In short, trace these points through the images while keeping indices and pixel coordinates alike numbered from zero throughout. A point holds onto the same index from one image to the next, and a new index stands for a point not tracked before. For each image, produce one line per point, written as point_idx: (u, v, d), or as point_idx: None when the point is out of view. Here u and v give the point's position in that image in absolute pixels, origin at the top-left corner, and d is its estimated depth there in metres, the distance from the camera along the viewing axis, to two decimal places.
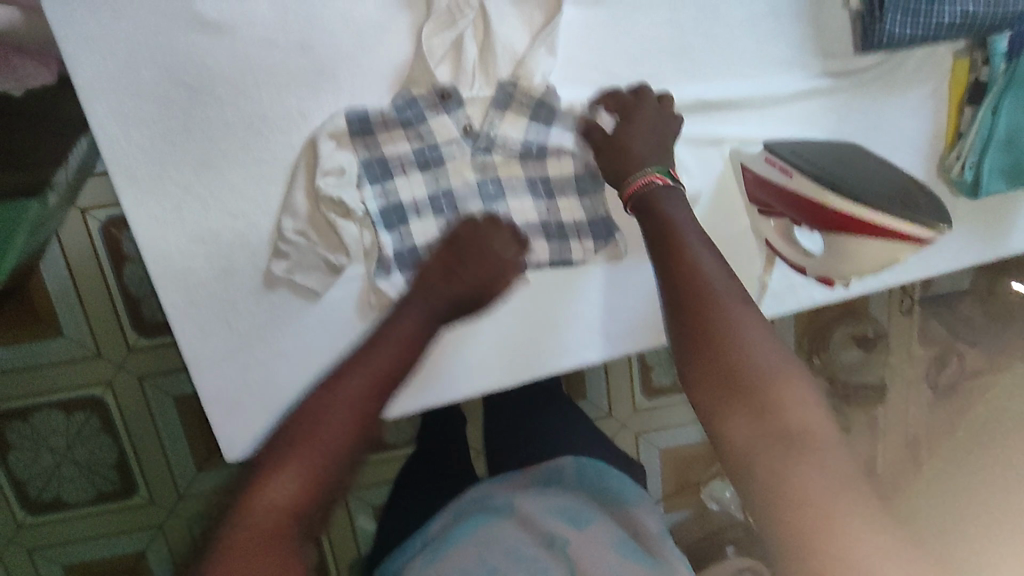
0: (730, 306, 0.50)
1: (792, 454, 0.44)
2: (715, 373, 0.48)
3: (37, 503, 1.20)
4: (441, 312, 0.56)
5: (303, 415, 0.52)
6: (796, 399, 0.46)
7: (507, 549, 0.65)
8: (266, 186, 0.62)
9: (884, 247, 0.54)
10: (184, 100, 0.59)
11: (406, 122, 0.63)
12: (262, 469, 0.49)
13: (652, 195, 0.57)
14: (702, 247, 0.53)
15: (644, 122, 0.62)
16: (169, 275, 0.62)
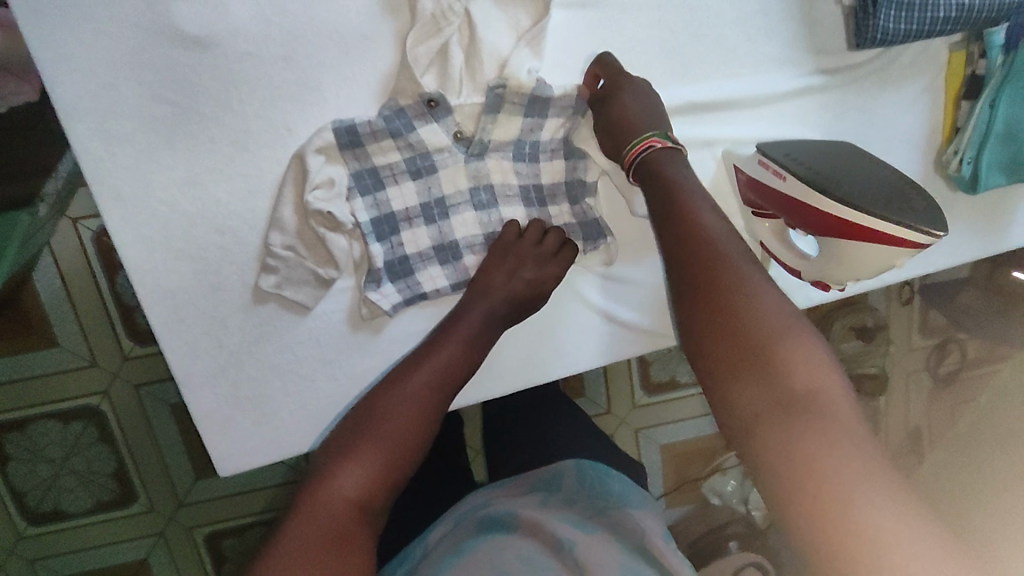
0: (737, 264, 0.49)
1: (802, 411, 0.43)
2: (722, 329, 0.47)
3: (37, 513, 1.19)
4: (501, 311, 0.64)
5: (384, 405, 0.57)
6: (802, 355, 0.46)
7: (519, 555, 0.63)
8: (251, 200, 0.61)
9: (882, 253, 0.53)
10: (165, 115, 0.58)
11: (395, 133, 0.62)
12: (348, 456, 0.53)
13: (653, 158, 0.57)
14: (706, 208, 0.53)
15: (631, 90, 0.61)
16: (158, 293, 0.61)
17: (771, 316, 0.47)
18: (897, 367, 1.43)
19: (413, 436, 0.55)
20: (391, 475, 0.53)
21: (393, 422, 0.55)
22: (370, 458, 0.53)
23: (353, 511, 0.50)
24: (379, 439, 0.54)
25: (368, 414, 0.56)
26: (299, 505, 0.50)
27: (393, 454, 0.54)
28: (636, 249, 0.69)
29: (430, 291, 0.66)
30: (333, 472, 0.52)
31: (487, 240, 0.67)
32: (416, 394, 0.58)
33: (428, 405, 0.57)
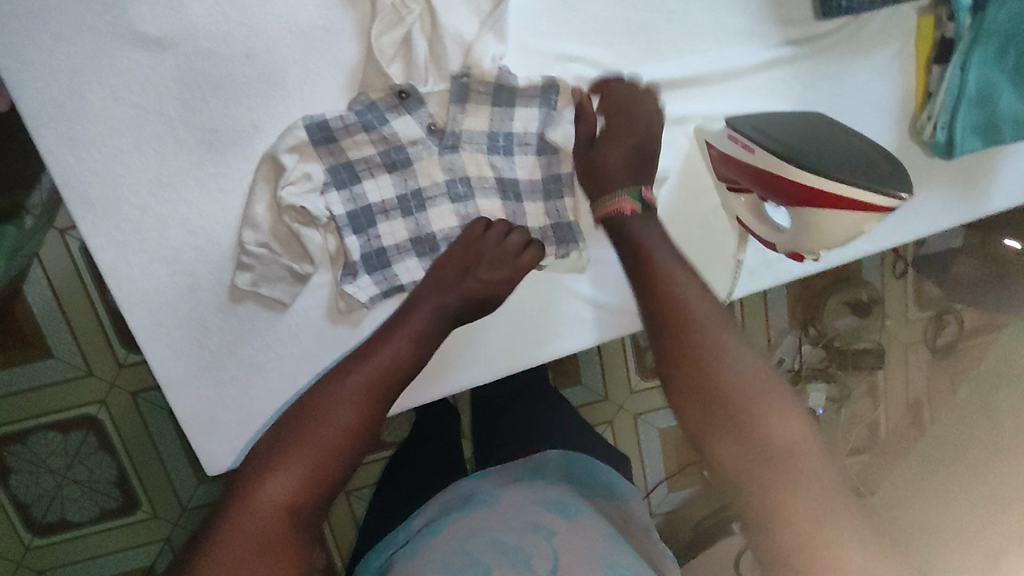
0: (707, 320, 0.48)
1: (781, 471, 0.43)
2: (697, 391, 0.46)
3: (42, 524, 1.20)
4: (453, 308, 0.62)
5: (316, 403, 0.52)
6: (776, 411, 0.45)
7: (493, 539, 0.64)
8: (223, 199, 0.61)
9: (846, 218, 0.52)
10: (131, 117, 0.58)
11: (367, 126, 0.61)
12: (279, 459, 0.50)
13: (621, 222, 0.56)
14: (677, 261, 0.52)
15: (626, 130, 0.61)
16: (135, 297, 0.61)
17: (745, 374, 0.46)
18: (895, 341, 1.41)
19: (347, 439, 0.51)
20: (323, 481, 0.49)
21: (330, 424, 0.51)
22: (301, 462, 0.49)
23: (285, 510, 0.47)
24: (311, 444, 0.50)
25: (298, 419, 0.52)
26: (230, 513, 0.47)
27: (328, 458, 0.50)
28: None
29: (407, 283, 0.65)
30: (259, 481, 0.48)
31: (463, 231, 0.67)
32: (355, 392, 0.53)
33: (364, 406, 0.53)
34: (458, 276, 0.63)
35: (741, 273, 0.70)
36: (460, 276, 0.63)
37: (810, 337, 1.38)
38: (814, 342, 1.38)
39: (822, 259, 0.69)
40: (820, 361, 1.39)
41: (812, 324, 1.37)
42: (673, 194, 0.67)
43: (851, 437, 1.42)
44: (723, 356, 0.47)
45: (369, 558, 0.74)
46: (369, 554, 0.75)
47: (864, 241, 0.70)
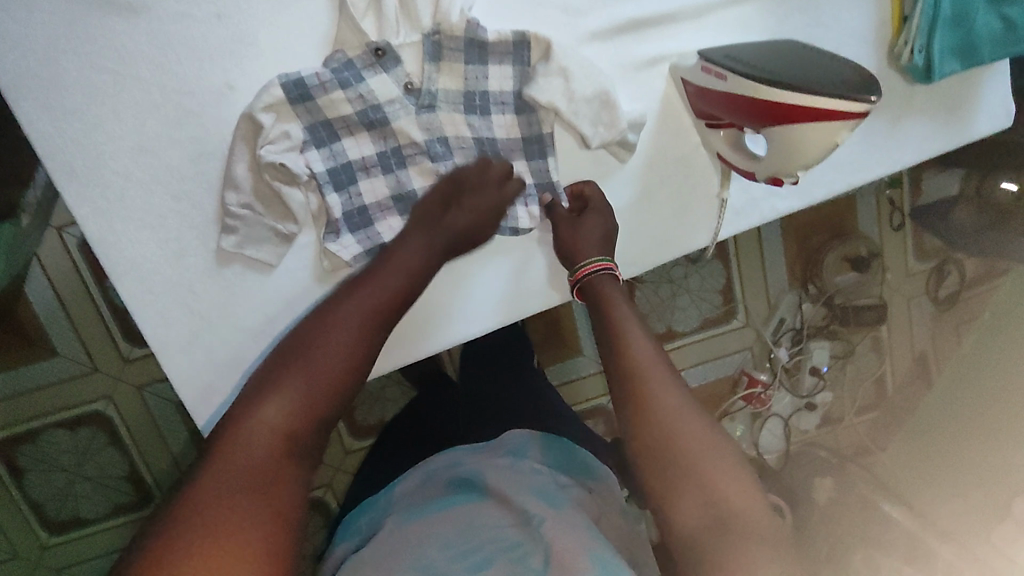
0: (655, 374, 0.55)
1: (710, 505, 0.49)
2: (646, 433, 0.52)
3: (56, 523, 1.22)
4: (441, 245, 0.62)
5: (312, 335, 0.55)
6: (709, 450, 0.51)
7: (481, 531, 0.61)
8: (204, 162, 0.62)
9: (818, 132, 0.52)
10: (108, 86, 0.59)
11: (344, 84, 0.61)
12: (274, 387, 0.52)
13: (600, 289, 0.63)
14: (636, 324, 0.59)
15: (596, 221, 0.65)
16: (124, 265, 0.62)
17: (689, 428, 0.52)
18: (896, 294, 1.41)
19: (348, 357, 0.54)
20: (319, 408, 0.51)
21: (326, 348, 0.54)
22: (296, 391, 0.51)
23: (280, 437, 0.49)
24: (310, 368, 0.53)
25: (303, 341, 0.55)
26: (222, 443, 0.49)
27: (325, 381, 0.52)
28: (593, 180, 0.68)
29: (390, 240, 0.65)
30: (257, 407, 0.50)
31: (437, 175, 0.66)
32: (351, 320, 0.55)
33: (360, 336, 0.55)
34: (439, 214, 0.63)
35: (726, 213, 0.70)
36: (441, 215, 0.63)
37: (810, 296, 1.37)
38: (814, 301, 1.37)
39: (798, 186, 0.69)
40: (821, 320, 1.38)
41: (811, 283, 1.36)
42: (652, 135, 0.67)
43: (858, 396, 1.42)
44: (667, 402, 0.53)
45: (350, 524, 0.74)
46: (350, 519, 0.76)
47: (849, 174, 0.70)
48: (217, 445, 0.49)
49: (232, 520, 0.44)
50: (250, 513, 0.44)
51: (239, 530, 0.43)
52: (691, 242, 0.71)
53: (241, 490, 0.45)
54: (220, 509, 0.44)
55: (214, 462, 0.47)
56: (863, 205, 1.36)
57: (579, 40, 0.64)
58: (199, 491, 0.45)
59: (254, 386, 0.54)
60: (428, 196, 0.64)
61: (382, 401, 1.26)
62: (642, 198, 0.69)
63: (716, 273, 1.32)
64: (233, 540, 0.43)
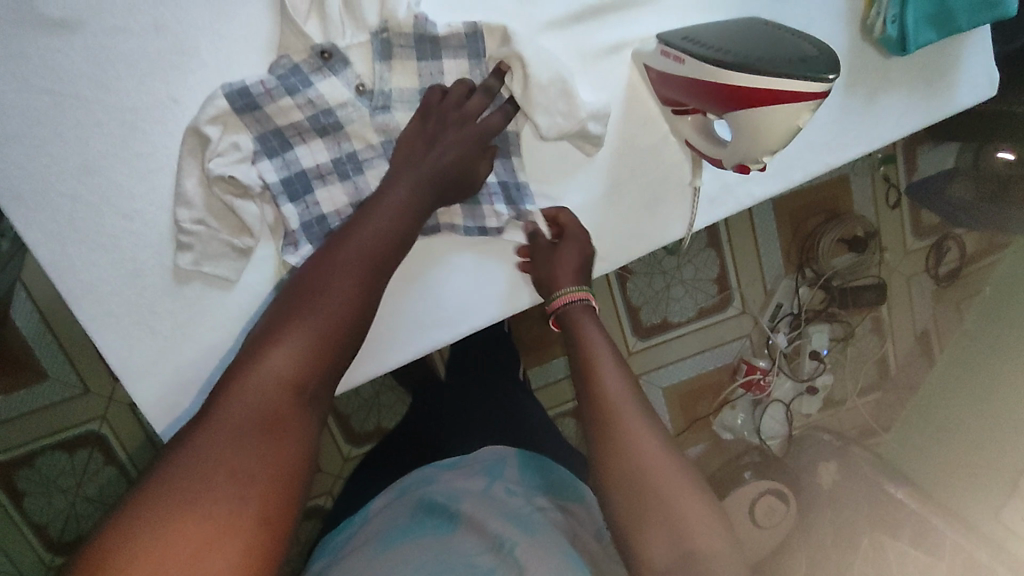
0: (625, 413, 0.57)
1: (678, 543, 0.51)
2: (618, 468, 0.54)
3: (60, 544, 1.20)
4: (428, 181, 0.59)
5: (314, 280, 0.55)
6: (678, 489, 0.53)
7: (460, 557, 0.66)
8: (154, 178, 0.60)
9: (779, 114, 0.49)
10: (49, 106, 0.57)
11: (292, 90, 0.59)
12: (277, 336, 0.52)
13: (572, 316, 0.64)
14: (608, 361, 0.60)
15: (572, 248, 0.64)
16: (78, 289, 0.60)
17: (661, 467, 0.54)
18: (896, 274, 1.38)
19: (347, 307, 0.54)
20: (324, 356, 0.52)
21: (325, 297, 0.54)
22: (301, 337, 0.52)
23: (283, 387, 0.50)
24: (311, 317, 0.53)
25: (303, 286, 0.55)
26: (230, 389, 0.50)
27: (326, 331, 0.53)
28: (558, 174, 0.66)
29: None
30: (263, 353, 0.51)
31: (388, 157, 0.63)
32: (350, 267, 0.55)
33: (361, 283, 0.55)
34: (423, 150, 0.60)
35: (700, 202, 0.68)
36: (426, 150, 0.60)
37: (807, 279, 1.34)
38: (811, 284, 1.34)
39: (772, 168, 0.67)
40: (819, 303, 1.35)
41: (808, 266, 1.33)
42: (618, 125, 0.65)
43: (861, 377, 1.39)
44: (637, 439, 0.55)
45: (327, 543, 0.79)
46: (328, 539, 0.80)
47: (827, 154, 0.68)
48: (226, 392, 0.50)
49: (237, 469, 0.46)
50: (256, 461, 0.46)
51: (244, 478, 0.45)
52: (666, 234, 0.68)
53: (245, 436, 0.47)
54: (226, 454, 0.46)
55: (220, 412, 0.48)
56: (857, 183, 1.33)
57: (535, 30, 0.62)
58: (208, 438, 0.47)
59: (261, 330, 0.54)
60: (411, 130, 0.61)
61: (377, 408, 1.25)
62: (612, 192, 0.66)
63: (710, 261, 1.29)
64: (238, 488, 0.45)
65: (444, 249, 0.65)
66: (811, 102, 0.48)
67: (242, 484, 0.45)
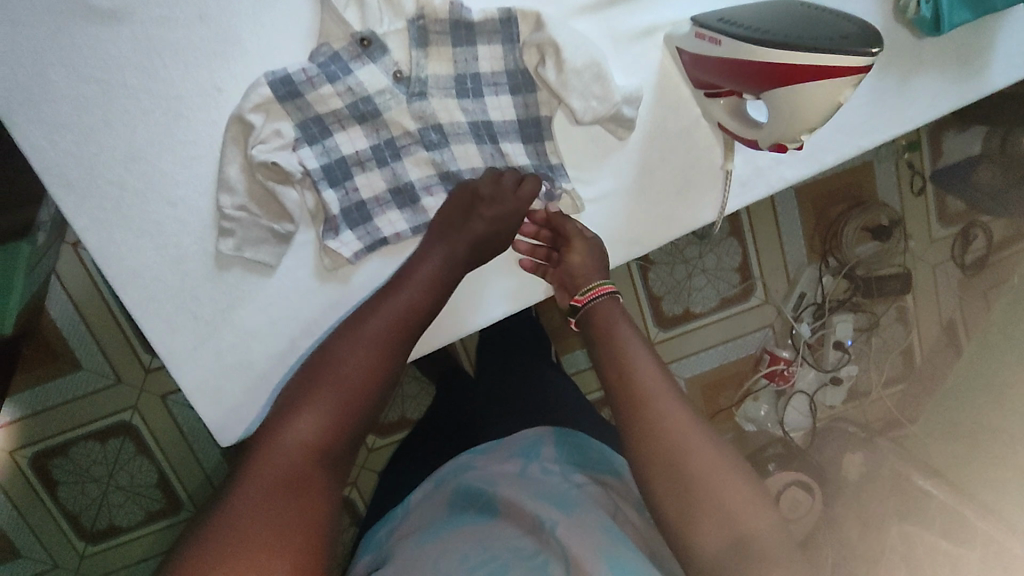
0: (663, 404, 0.57)
1: (727, 530, 0.51)
2: (660, 455, 0.54)
3: (93, 532, 1.26)
4: (460, 255, 0.62)
5: (337, 350, 0.56)
6: (721, 479, 0.53)
7: (506, 540, 0.69)
8: (197, 165, 0.61)
9: (816, 91, 0.50)
10: (97, 95, 0.59)
11: (332, 77, 0.60)
12: (301, 404, 0.53)
13: (597, 309, 0.65)
14: (641, 351, 0.60)
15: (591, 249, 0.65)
16: (125, 274, 0.62)
17: (698, 450, 0.54)
18: (921, 263, 1.37)
19: (368, 375, 0.55)
20: (350, 420, 0.53)
21: (347, 366, 0.55)
22: (328, 403, 0.53)
23: (307, 453, 0.50)
24: (334, 385, 0.54)
25: (326, 358, 0.56)
26: (255, 455, 0.50)
27: (347, 398, 0.53)
28: (591, 159, 0.66)
29: (391, 235, 0.65)
30: (286, 420, 0.51)
31: (425, 145, 0.64)
32: (374, 336, 0.57)
33: (384, 352, 0.56)
34: (461, 222, 0.62)
35: (731, 185, 0.68)
36: (463, 222, 0.62)
37: (830, 268, 1.34)
38: (835, 273, 1.33)
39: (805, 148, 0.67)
40: (844, 292, 1.35)
41: (832, 254, 1.33)
42: (650, 110, 0.65)
43: (886, 368, 1.38)
44: (669, 423, 0.56)
45: (372, 536, 0.82)
46: (372, 532, 0.83)
47: (859, 136, 0.68)
48: (251, 460, 0.50)
49: (261, 535, 0.45)
50: (281, 527, 0.46)
51: (269, 543, 0.45)
52: (697, 218, 0.68)
53: (272, 501, 0.47)
54: (254, 517, 0.46)
55: (246, 477, 0.48)
56: (882, 171, 1.32)
57: (568, 14, 0.62)
58: (235, 504, 0.47)
59: (283, 400, 0.55)
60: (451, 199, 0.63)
61: (402, 399, 1.27)
62: (643, 177, 0.67)
63: (732, 250, 1.30)
64: (267, 551, 0.44)
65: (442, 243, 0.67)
66: (851, 78, 0.48)
67: (270, 546, 0.45)
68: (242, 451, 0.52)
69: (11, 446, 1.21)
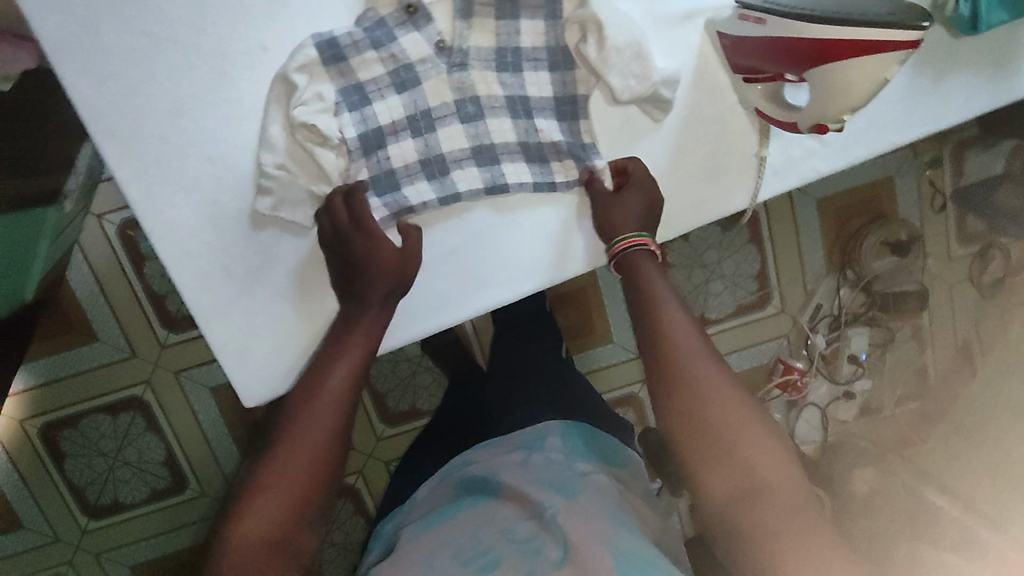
0: (694, 360, 0.58)
1: (741, 475, 0.55)
2: (682, 413, 0.57)
3: (97, 506, 1.27)
4: (373, 323, 0.65)
5: (286, 432, 0.61)
6: (742, 431, 0.56)
7: (506, 523, 0.71)
8: (240, 123, 0.62)
9: (866, 67, 0.52)
10: (146, 47, 0.59)
11: (377, 42, 0.61)
12: (257, 491, 0.59)
13: (633, 263, 0.64)
14: (674, 308, 0.62)
15: (634, 195, 0.65)
16: (162, 226, 0.62)
17: (721, 407, 0.56)
18: (937, 280, 1.37)
19: (318, 454, 0.61)
20: (305, 499, 0.60)
21: (296, 449, 0.60)
22: (283, 487, 0.59)
23: (269, 538, 0.57)
24: (286, 469, 0.60)
25: (277, 439, 0.61)
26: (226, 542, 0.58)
27: (300, 480, 0.60)
28: (626, 139, 0.67)
29: (418, 205, 0.65)
30: (247, 510, 0.58)
31: (460, 116, 0.65)
32: (321, 415, 0.62)
33: (330, 429, 0.62)
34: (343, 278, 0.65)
35: (764, 172, 0.69)
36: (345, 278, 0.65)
37: (847, 281, 1.34)
38: (852, 287, 1.34)
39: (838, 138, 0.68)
40: (860, 306, 1.35)
41: (849, 267, 1.34)
42: (687, 93, 0.66)
43: (899, 386, 1.40)
44: (699, 383, 0.57)
45: (380, 530, 0.85)
46: (380, 526, 0.86)
47: (895, 132, 0.68)
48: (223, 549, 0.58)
49: None
50: None
51: None
52: (728, 204, 0.69)
53: None
54: None
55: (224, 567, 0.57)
56: (903, 186, 1.32)
57: None
58: None
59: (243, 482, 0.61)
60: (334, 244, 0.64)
61: (414, 389, 1.27)
62: (677, 158, 0.67)
63: (751, 257, 1.30)
64: None
65: (469, 210, 0.67)
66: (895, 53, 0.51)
67: None
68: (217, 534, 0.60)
69: (21, 415, 1.21)
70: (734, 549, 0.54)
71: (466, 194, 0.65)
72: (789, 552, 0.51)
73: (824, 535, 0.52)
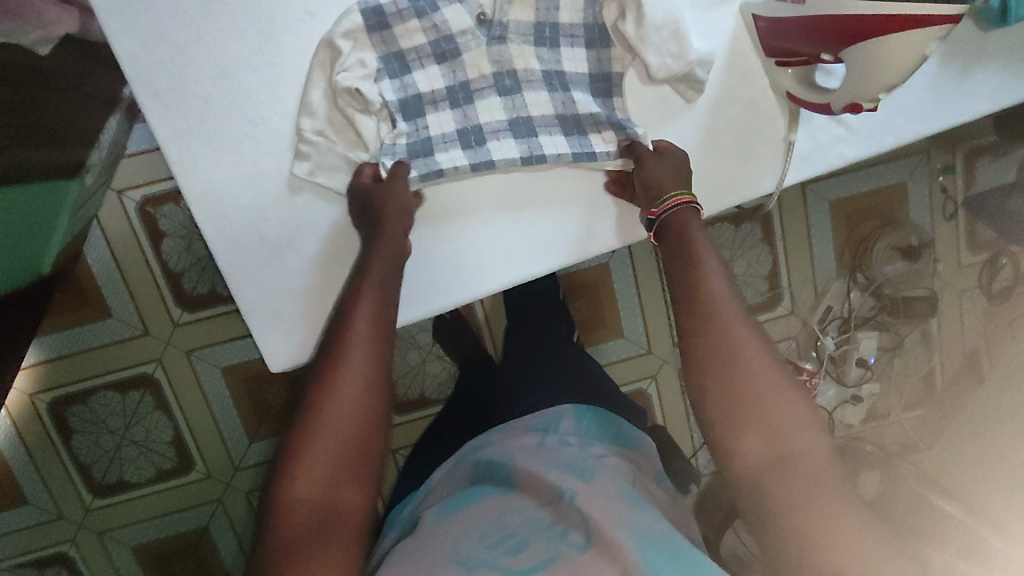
0: (733, 329, 0.55)
1: (775, 444, 0.51)
2: (720, 382, 0.53)
3: (103, 484, 1.24)
4: (379, 284, 0.60)
5: (321, 388, 0.53)
6: (780, 401, 0.52)
7: (526, 512, 0.67)
8: (282, 88, 0.63)
9: (908, 40, 0.55)
10: (194, 8, 0.61)
11: (420, 12, 0.63)
12: (296, 456, 0.50)
13: (678, 219, 0.62)
14: (718, 272, 0.58)
15: (668, 164, 0.65)
16: (200, 186, 0.63)
17: (759, 376, 0.53)
18: (947, 288, 1.37)
19: (362, 407, 0.53)
20: (356, 460, 0.51)
21: (335, 405, 0.52)
22: (327, 450, 0.51)
23: (321, 507, 0.49)
24: (326, 429, 0.51)
25: (310, 398, 0.53)
26: (270, 520, 0.49)
27: (346, 440, 0.51)
28: (657, 118, 0.68)
29: (448, 168, 0.64)
30: (288, 480, 0.50)
31: (497, 88, 0.66)
32: (360, 365, 0.54)
33: (371, 380, 0.54)
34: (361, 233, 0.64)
35: (792, 158, 0.70)
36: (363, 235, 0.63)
37: (857, 284, 1.35)
38: (862, 290, 1.35)
39: (864, 126, 0.69)
40: (868, 310, 1.35)
41: (859, 271, 1.34)
42: (720, 74, 0.67)
43: (906, 392, 1.40)
44: (740, 354, 0.54)
45: (395, 515, 0.84)
46: (395, 512, 0.85)
47: (920, 123, 0.70)
48: (268, 528, 0.50)
49: None
50: None
51: None
52: (756, 188, 0.70)
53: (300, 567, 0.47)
54: None
55: (274, 548, 0.48)
56: (914, 193, 1.33)
57: None
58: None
59: (277, 452, 0.53)
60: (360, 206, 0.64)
61: (423, 377, 1.27)
62: (707, 138, 0.68)
63: (763, 257, 1.31)
64: None
65: (507, 174, 0.67)
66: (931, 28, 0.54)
67: None
68: (255, 516, 0.52)
69: (29, 389, 1.18)
70: (762, 525, 0.50)
71: (500, 163, 0.65)
72: (823, 527, 0.47)
73: (860, 514, 0.48)
